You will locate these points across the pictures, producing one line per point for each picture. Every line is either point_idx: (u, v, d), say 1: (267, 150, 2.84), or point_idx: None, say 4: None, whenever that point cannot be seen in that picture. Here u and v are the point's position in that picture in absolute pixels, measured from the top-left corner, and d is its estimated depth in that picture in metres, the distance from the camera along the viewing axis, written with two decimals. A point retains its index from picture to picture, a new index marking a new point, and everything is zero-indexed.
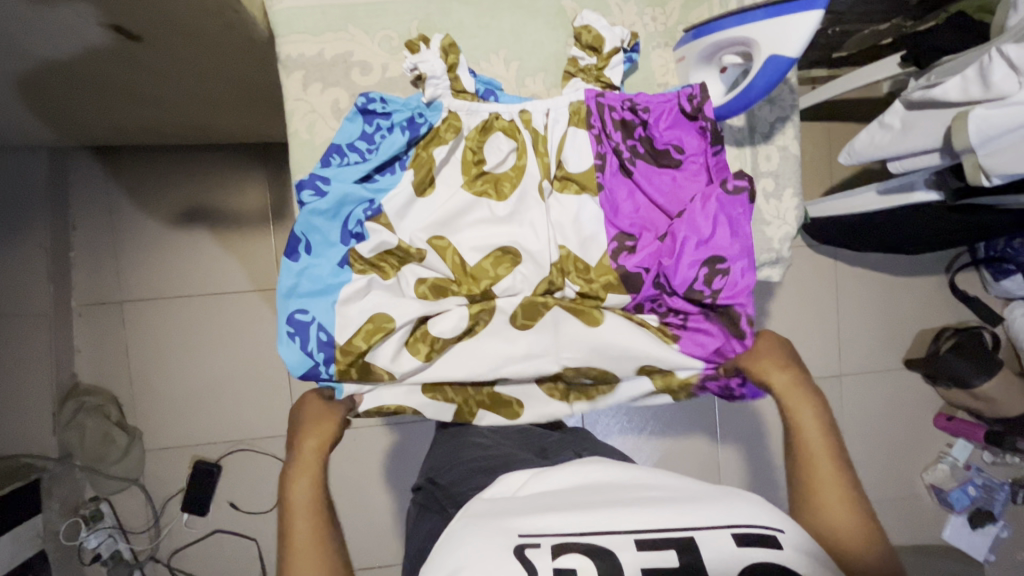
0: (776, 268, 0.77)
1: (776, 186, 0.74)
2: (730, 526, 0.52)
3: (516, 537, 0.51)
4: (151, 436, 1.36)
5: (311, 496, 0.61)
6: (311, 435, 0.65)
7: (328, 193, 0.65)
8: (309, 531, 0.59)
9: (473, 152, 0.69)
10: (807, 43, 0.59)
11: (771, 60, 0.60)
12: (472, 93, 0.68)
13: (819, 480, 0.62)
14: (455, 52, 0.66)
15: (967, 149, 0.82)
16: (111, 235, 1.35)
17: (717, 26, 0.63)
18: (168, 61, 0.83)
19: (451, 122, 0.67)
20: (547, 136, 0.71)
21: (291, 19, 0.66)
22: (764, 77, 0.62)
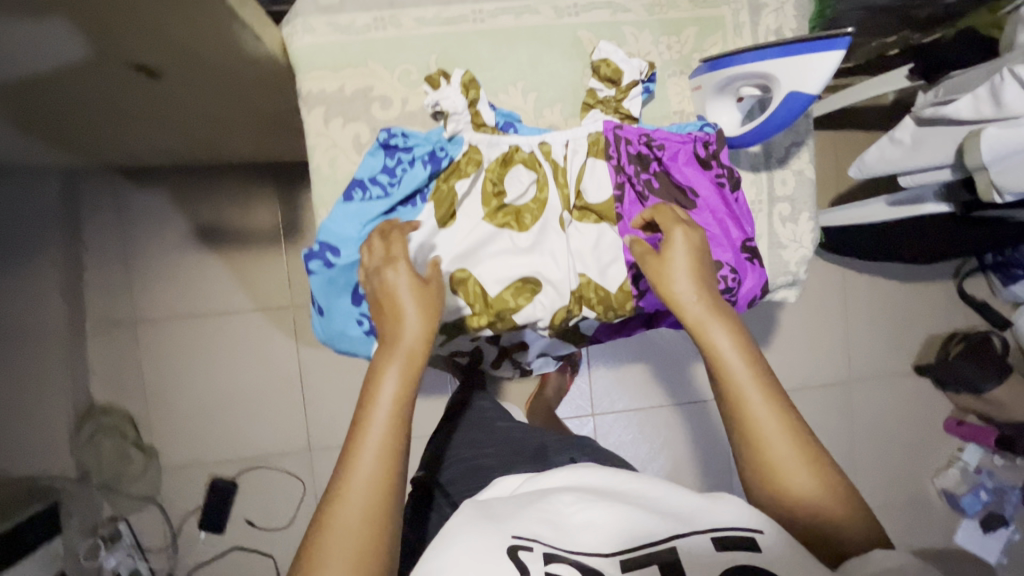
0: (791, 289, 0.78)
1: (791, 210, 0.75)
2: (709, 532, 0.54)
3: (509, 537, 0.52)
4: (167, 455, 1.36)
5: (399, 395, 0.54)
6: (416, 321, 0.58)
7: (339, 261, 0.66)
8: (384, 434, 0.52)
9: (494, 183, 0.70)
10: (826, 81, 0.60)
11: (790, 96, 0.62)
12: (492, 126, 0.69)
13: (755, 413, 0.58)
14: (476, 86, 0.67)
15: (979, 166, 0.83)
16: (122, 255, 1.34)
17: (738, 60, 0.64)
18: (190, 86, 0.83)
19: (472, 155, 0.68)
20: (567, 168, 0.71)
21: (311, 55, 0.67)
22: (784, 111, 0.63)
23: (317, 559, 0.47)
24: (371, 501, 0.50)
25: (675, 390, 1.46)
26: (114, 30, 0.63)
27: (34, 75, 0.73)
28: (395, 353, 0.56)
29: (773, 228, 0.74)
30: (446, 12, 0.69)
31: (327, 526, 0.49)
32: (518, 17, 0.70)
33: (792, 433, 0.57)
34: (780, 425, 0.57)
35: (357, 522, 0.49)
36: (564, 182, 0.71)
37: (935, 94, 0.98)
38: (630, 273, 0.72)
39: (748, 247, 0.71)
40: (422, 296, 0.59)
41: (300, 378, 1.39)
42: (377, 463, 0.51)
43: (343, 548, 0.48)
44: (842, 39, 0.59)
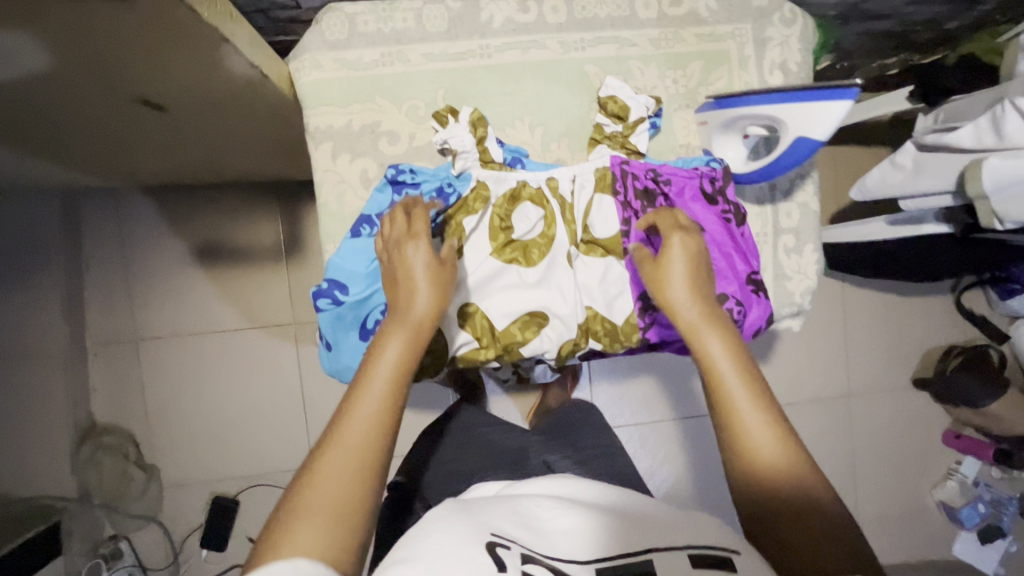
0: (796, 318, 0.78)
1: (796, 241, 0.76)
2: (687, 549, 0.51)
3: (489, 535, 0.51)
4: (169, 473, 1.35)
5: (402, 360, 0.55)
6: (425, 294, 0.58)
7: (346, 299, 0.66)
8: (382, 395, 0.52)
9: (501, 218, 0.71)
10: (835, 128, 0.61)
11: (798, 140, 0.63)
12: (500, 162, 0.70)
13: (744, 408, 0.55)
14: (483, 124, 0.69)
15: (981, 195, 0.83)
16: (124, 275, 1.34)
17: (750, 101, 0.64)
18: (193, 131, 0.83)
19: (479, 191, 0.69)
20: (574, 203, 0.72)
21: (318, 93, 0.68)
22: (792, 154, 0.65)
23: (301, 505, 0.46)
24: (361, 456, 0.49)
25: (676, 406, 1.47)
26: (119, 91, 0.63)
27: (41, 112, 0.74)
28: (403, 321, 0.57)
29: (778, 260, 0.75)
30: (453, 48, 0.70)
31: (316, 474, 0.48)
32: (524, 52, 0.71)
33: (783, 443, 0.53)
34: (770, 432, 0.53)
35: (344, 475, 0.48)
36: (571, 218, 0.72)
37: (935, 118, 0.99)
38: (636, 304, 0.72)
39: (753, 279, 0.71)
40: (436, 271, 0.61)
41: (302, 396, 1.39)
42: (371, 421, 0.51)
43: (329, 497, 0.47)
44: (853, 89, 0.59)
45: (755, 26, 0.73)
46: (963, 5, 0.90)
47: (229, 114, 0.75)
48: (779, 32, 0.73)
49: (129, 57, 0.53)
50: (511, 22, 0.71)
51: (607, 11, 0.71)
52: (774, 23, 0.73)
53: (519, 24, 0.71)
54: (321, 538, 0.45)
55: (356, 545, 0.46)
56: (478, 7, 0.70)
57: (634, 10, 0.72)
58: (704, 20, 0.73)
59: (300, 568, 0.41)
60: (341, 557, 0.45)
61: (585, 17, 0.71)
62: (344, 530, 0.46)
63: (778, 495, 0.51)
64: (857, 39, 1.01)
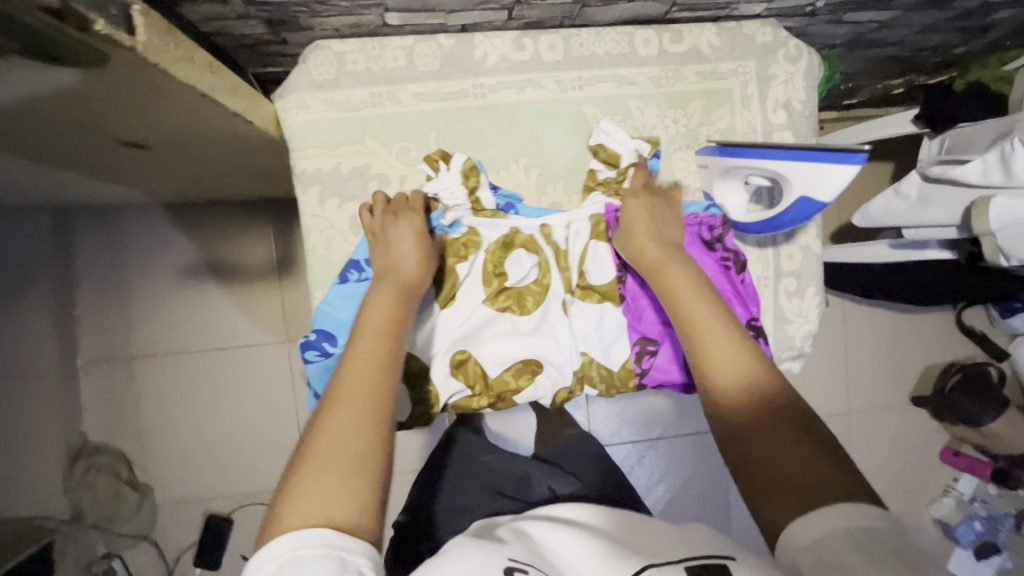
0: (796, 361, 0.77)
1: (797, 284, 0.75)
2: (688, 561, 0.48)
3: (505, 561, 0.49)
4: (162, 492, 1.34)
5: (392, 313, 0.58)
6: (412, 256, 0.63)
7: (334, 351, 0.67)
8: (377, 351, 0.54)
9: (495, 264, 0.71)
10: (839, 190, 0.60)
11: (801, 201, 0.62)
12: (492, 209, 0.70)
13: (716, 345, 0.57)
14: (477, 170, 0.69)
15: (987, 232, 0.81)
16: (114, 293, 1.32)
17: (763, 154, 0.63)
18: (180, 163, 0.80)
19: (470, 238, 0.70)
20: (568, 250, 0.73)
21: (305, 135, 0.68)
22: (794, 211, 0.64)
23: (310, 466, 0.47)
24: (366, 410, 0.50)
25: (673, 424, 1.46)
26: (101, 134, 0.61)
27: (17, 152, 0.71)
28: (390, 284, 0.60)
29: (779, 304, 0.74)
30: (446, 87, 0.69)
31: (321, 434, 0.49)
32: (520, 91, 0.71)
33: (773, 390, 0.54)
34: (744, 370, 0.55)
35: (353, 430, 0.49)
36: (565, 266, 0.73)
37: (940, 146, 0.98)
38: (631, 343, 0.72)
39: (752, 327, 0.69)
40: (421, 239, 0.64)
41: (295, 414, 1.37)
42: (371, 376, 0.52)
43: (338, 453, 0.47)
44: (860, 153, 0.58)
45: (758, 64, 0.73)
46: (971, 33, 0.88)
47: (213, 151, 0.72)
48: (784, 69, 0.73)
49: (105, 110, 0.51)
50: (506, 60, 0.70)
51: (605, 49, 0.71)
52: (779, 60, 0.73)
53: (515, 62, 0.70)
54: (337, 492, 0.45)
55: (375, 495, 0.47)
56: (472, 45, 0.69)
57: (633, 47, 0.71)
58: (705, 57, 0.72)
59: (327, 530, 0.42)
60: (362, 509, 0.45)
61: (582, 54, 0.71)
62: (360, 482, 0.46)
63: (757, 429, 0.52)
64: (860, 65, 0.99)
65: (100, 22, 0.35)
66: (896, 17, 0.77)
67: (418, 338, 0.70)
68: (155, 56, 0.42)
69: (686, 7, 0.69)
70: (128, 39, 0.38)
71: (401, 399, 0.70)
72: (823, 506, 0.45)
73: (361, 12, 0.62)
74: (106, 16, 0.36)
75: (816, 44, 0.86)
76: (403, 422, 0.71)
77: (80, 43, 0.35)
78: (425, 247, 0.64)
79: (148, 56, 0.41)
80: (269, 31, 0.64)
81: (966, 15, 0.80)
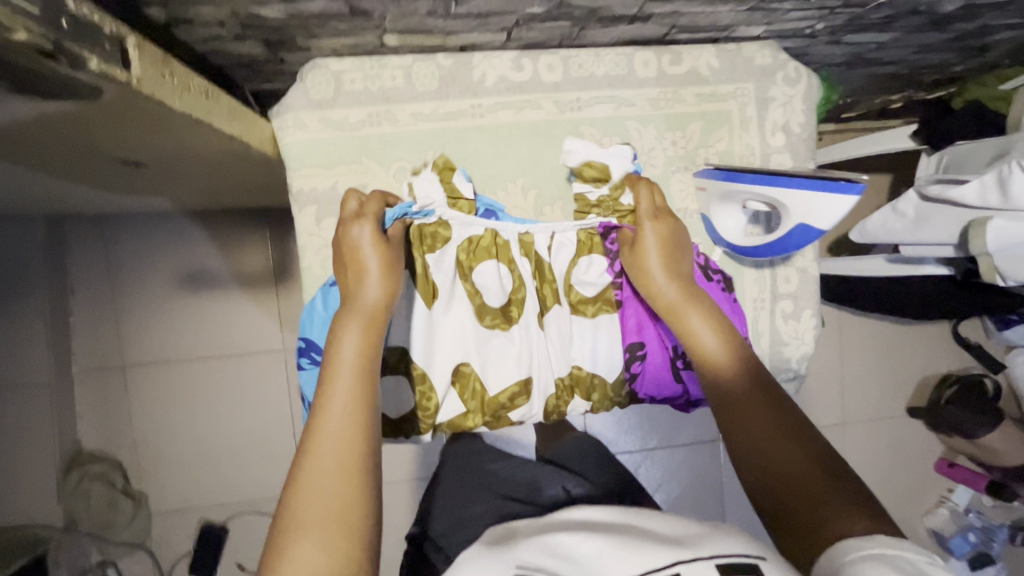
0: (793, 383, 0.78)
1: (794, 306, 0.76)
2: (712, 557, 0.44)
3: (514, 568, 0.45)
4: (157, 500, 1.34)
5: (364, 344, 0.55)
6: (375, 280, 0.59)
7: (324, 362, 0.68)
8: (352, 388, 0.52)
9: (468, 256, 0.71)
10: (837, 219, 0.61)
11: (800, 227, 0.62)
12: (467, 198, 0.69)
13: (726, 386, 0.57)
14: (450, 167, 0.68)
15: (983, 252, 0.82)
16: (111, 301, 1.32)
17: (768, 179, 0.62)
18: (176, 178, 0.80)
19: (440, 229, 0.69)
20: (551, 262, 0.73)
21: (302, 155, 0.69)
22: (793, 237, 0.64)
23: (295, 524, 0.45)
24: (345, 457, 0.48)
25: (670, 434, 1.45)
26: (96, 154, 0.61)
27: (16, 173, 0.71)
28: (355, 312, 0.57)
29: (776, 326, 0.75)
30: (444, 107, 0.70)
31: (303, 485, 0.47)
32: (518, 112, 0.71)
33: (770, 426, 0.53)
34: (751, 411, 0.54)
35: (336, 479, 0.47)
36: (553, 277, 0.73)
37: (938, 162, 0.98)
38: (624, 360, 0.73)
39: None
40: (386, 255, 0.61)
41: (291, 423, 1.37)
42: (348, 419, 0.50)
43: (322, 506, 0.45)
44: (858, 183, 0.58)
45: (757, 86, 0.73)
46: (969, 52, 0.88)
47: (211, 168, 0.73)
48: (783, 92, 0.74)
49: (99, 134, 0.50)
50: (504, 80, 0.70)
51: (604, 70, 0.71)
52: (777, 83, 0.73)
53: (513, 83, 0.71)
54: (323, 548, 0.43)
55: (364, 545, 0.45)
56: (470, 65, 0.69)
57: (632, 68, 0.71)
58: (705, 79, 0.72)
59: None
60: (352, 562, 0.43)
61: (581, 75, 0.71)
62: (346, 534, 0.44)
63: (772, 473, 0.51)
64: (858, 81, 0.99)
65: (92, 59, 0.35)
66: (895, 38, 0.77)
67: (415, 351, 0.70)
68: (148, 88, 0.41)
69: (685, 30, 0.69)
70: (122, 74, 0.38)
71: (398, 403, 0.70)
72: (841, 542, 0.43)
73: (360, 33, 0.62)
74: (100, 52, 0.36)
75: (814, 62, 0.86)
76: (391, 419, 0.71)
77: (72, 80, 0.35)
78: (387, 266, 0.61)
79: (142, 89, 0.41)
80: (266, 50, 0.64)
81: (964, 37, 0.80)
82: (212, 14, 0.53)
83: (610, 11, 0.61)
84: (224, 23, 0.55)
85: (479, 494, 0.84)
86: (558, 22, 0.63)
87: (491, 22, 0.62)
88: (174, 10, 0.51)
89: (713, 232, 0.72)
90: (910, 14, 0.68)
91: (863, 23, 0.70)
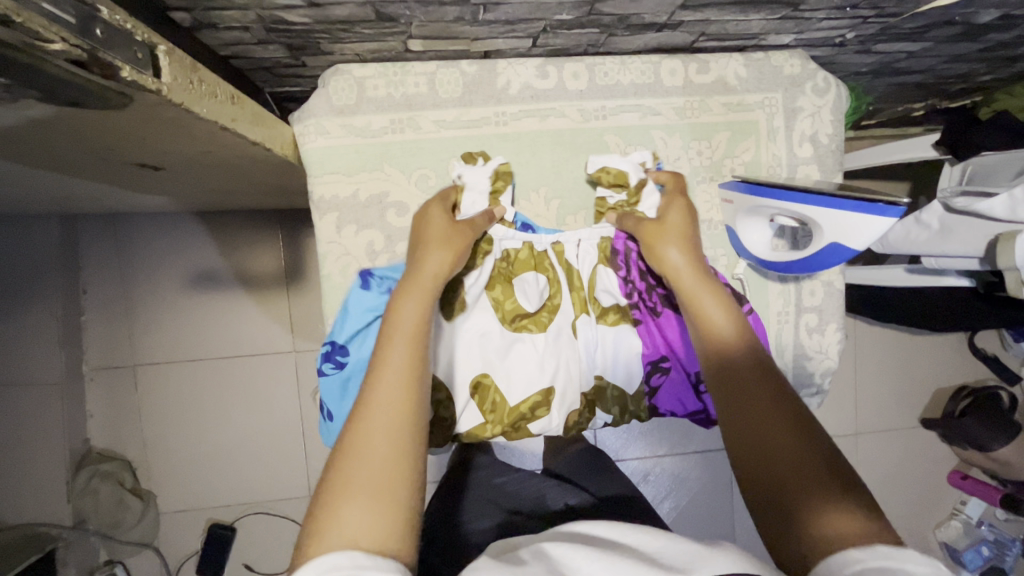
0: (814, 398, 0.78)
1: (818, 320, 0.75)
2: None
3: None
4: (166, 499, 1.34)
5: (416, 317, 0.53)
6: (437, 257, 0.58)
7: (348, 364, 0.67)
8: (402, 357, 0.50)
9: (504, 271, 0.71)
10: (872, 240, 0.59)
11: (833, 246, 0.61)
12: (511, 220, 0.70)
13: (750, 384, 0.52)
14: (507, 178, 0.68)
15: (1011, 266, 0.80)
16: (123, 300, 1.32)
17: (802, 198, 0.61)
18: (195, 181, 0.80)
19: (484, 245, 0.69)
20: (582, 270, 0.73)
21: (323, 161, 0.68)
22: (823, 254, 0.63)
23: (338, 488, 0.43)
24: (393, 419, 0.46)
25: (681, 441, 1.44)
26: (117, 158, 0.60)
27: (37, 175, 0.71)
28: (409, 284, 0.55)
29: (799, 339, 0.75)
30: (467, 114, 0.69)
31: (346, 455, 0.45)
32: (542, 120, 0.70)
33: (782, 424, 0.48)
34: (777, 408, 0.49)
35: (379, 450, 0.45)
36: (580, 286, 0.72)
37: (961, 174, 0.95)
38: (644, 373, 0.73)
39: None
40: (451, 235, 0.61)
41: (300, 424, 1.37)
42: (397, 382, 0.48)
43: (362, 473, 0.43)
44: (896, 207, 0.56)
45: (785, 96, 0.72)
46: (999, 63, 0.87)
47: (229, 170, 0.72)
48: (811, 102, 0.72)
49: (123, 139, 0.50)
50: (529, 88, 0.69)
51: (630, 77, 0.70)
52: (806, 93, 0.72)
53: (538, 90, 0.70)
54: (367, 515, 0.41)
55: (405, 516, 0.43)
56: (494, 72, 0.68)
57: (659, 76, 0.70)
58: (732, 88, 0.71)
59: (352, 552, 0.38)
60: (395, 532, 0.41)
61: (607, 83, 0.70)
62: (388, 506, 0.42)
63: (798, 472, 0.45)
64: (883, 90, 0.97)
65: (125, 68, 0.34)
66: (926, 47, 0.75)
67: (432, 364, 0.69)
68: (177, 97, 0.40)
69: (713, 38, 0.68)
70: (152, 83, 0.37)
71: None
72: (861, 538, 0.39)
73: (384, 39, 0.61)
74: (130, 60, 0.35)
75: (841, 71, 0.84)
76: None
77: (102, 89, 0.34)
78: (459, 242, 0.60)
79: (172, 98, 0.39)
80: (289, 55, 0.63)
81: (994, 48, 0.79)
82: (237, 19, 0.52)
83: (639, 18, 0.60)
84: (250, 27, 0.54)
85: (492, 503, 0.83)
86: (587, 29, 0.62)
87: (518, 28, 0.61)
88: (199, 14, 0.51)
89: (737, 242, 0.72)
90: (944, 24, 0.67)
91: (896, 32, 0.69)
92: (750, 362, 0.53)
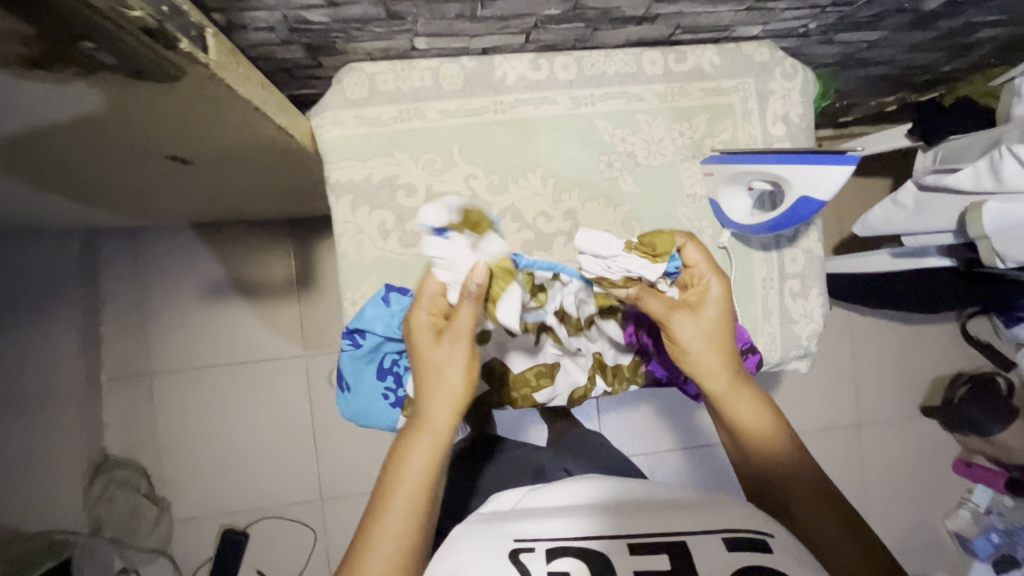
0: (802, 360, 0.83)
1: (801, 286, 0.81)
2: (721, 533, 0.58)
3: (511, 542, 0.58)
4: (180, 505, 1.36)
5: (429, 462, 0.61)
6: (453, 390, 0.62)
7: (364, 342, 0.73)
8: (409, 499, 0.59)
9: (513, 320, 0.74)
10: (836, 188, 0.65)
11: (802, 200, 0.67)
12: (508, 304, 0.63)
13: (788, 472, 0.66)
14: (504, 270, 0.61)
15: (981, 235, 0.85)
16: (140, 310, 1.37)
17: (768, 160, 0.68)
18: (216, 181, 0.86)
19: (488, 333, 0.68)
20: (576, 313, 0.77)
21: (338, 148, 0.74)
22: (796, 211, 0.68)
23: None
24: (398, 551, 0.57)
25: (686, 433, 1.47)
26: (149, 151, 0.66)
27: (72, 176, 0.77)
28: (426, 419, 0.62)
29: (785, 305, 0.80)
30: (469, 104, 0.76)
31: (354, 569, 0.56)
32: (537, 107, 0.77)
33: (819, 506, 0.63)
34: (815, 500, 0.63)
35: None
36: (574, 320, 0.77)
37: (933, 157, 1.01)
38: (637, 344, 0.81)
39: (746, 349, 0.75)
40: (462, 368, 0.62)
41: (311, 427, 1.40)
42: (402, 521, 0.58)
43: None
44: (852, 154, 0.63)
45: (758, 81, 0.79)
46: (956, 52, 0.94)
47: (249, 164, 0.77)
48: (781, 86, 0.79)
49: (165, 125, 0.56)
50: (524, 79, 0.76)
51: (615, 68, 0.77)
52: (776, 78, 0.79)
53: (532, 81, 0.77)
54: None
55: None
56: (492, 66, 0.76)
57: (641, 66, 0.77)
58: (708, 75, 0.78)
59: None
60: None
61: (594, 74, 0.77)
62: None
63: (828, 544, 0.60)
64: (853, 83, 1.04)
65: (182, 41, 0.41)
66: (884, 37, 0.83)
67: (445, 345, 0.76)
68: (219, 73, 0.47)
69: (688, 30, 0.75)
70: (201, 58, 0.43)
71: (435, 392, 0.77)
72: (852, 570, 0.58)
73: (393, 37, 0.68)
74: (188, 37, 0.42)
75: (811, 63, 0.92)
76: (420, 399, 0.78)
77: (165, 59, 0.41)
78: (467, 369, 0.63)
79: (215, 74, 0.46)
80: (307, 56, 0.70)
81: (948, 36, 0.86)
82: (265, 19, 0.59)
83: (620, 11, 0.67)
84: (275, 27, 0.61)
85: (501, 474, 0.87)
86: (573, 24, 0.70)
87: (512, 24, 0.68)
88: (233, 15, 0.58)
89: (720, 214, 0.78)
90: (896, 12, 0.74)
91: (853, 21, 0.76)
92: (792, 461, 0.67)
